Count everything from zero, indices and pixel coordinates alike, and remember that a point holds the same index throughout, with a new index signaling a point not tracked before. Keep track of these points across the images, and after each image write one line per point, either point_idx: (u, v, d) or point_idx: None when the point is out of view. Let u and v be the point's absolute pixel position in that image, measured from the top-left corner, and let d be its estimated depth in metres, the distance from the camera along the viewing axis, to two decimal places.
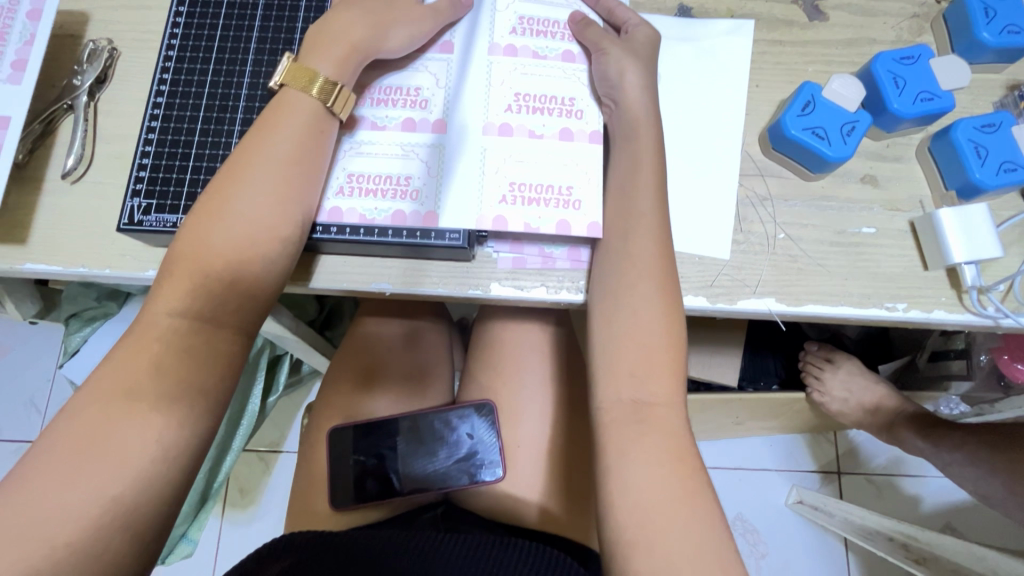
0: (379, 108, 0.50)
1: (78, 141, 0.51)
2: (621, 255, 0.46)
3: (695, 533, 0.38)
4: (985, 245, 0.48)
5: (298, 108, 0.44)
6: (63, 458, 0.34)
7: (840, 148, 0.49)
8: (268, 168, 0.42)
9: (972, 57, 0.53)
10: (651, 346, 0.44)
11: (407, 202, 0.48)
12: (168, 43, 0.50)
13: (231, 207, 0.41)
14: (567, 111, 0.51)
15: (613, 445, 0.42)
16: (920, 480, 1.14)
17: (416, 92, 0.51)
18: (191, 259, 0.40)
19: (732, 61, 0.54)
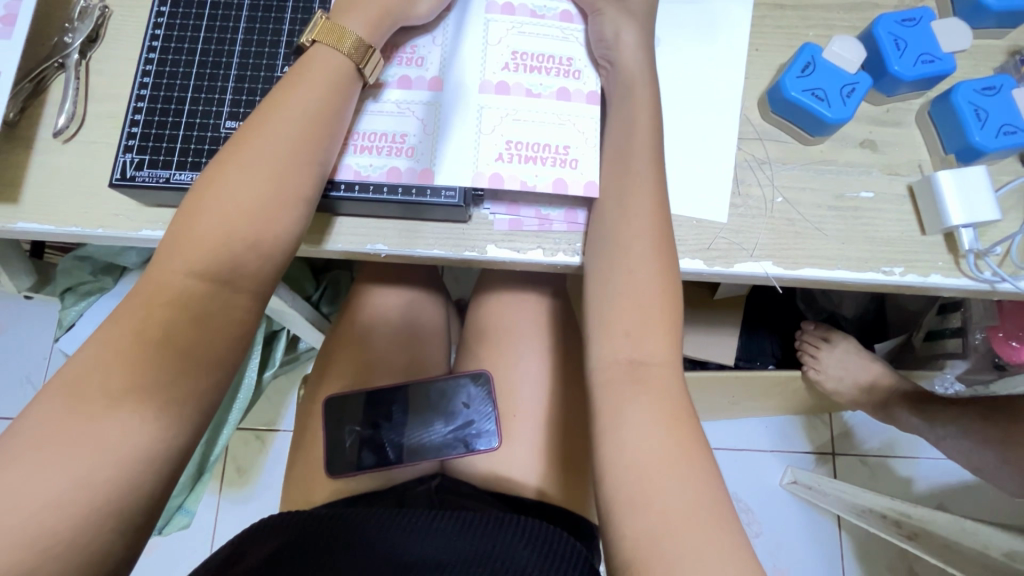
0: (402, 68, 0.50)
1: (70, 100, 0.51)
2: (619, 215, 0.46)
3: (692, 489, 0.38)
4: (983, 208, 0.48)
5: (320, 68, 0.43)
6: (54, 403, 0.34)
7: (839, 110, 0.49)
8: (286, 124, 0.41)
9: (974, 22, 0.53)
10: (643, 309, 0.44)
11: (402, 159, 0.48)
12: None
13: (245, 162, 0.40)
14: (564, 71, 0.50)
15: (608, 407, 0.42)
16: (914, 459, 1.15)
17: (414, 50, 0.50)
18: (203, 212, 0.39)
19: (732, 25, 0.54)
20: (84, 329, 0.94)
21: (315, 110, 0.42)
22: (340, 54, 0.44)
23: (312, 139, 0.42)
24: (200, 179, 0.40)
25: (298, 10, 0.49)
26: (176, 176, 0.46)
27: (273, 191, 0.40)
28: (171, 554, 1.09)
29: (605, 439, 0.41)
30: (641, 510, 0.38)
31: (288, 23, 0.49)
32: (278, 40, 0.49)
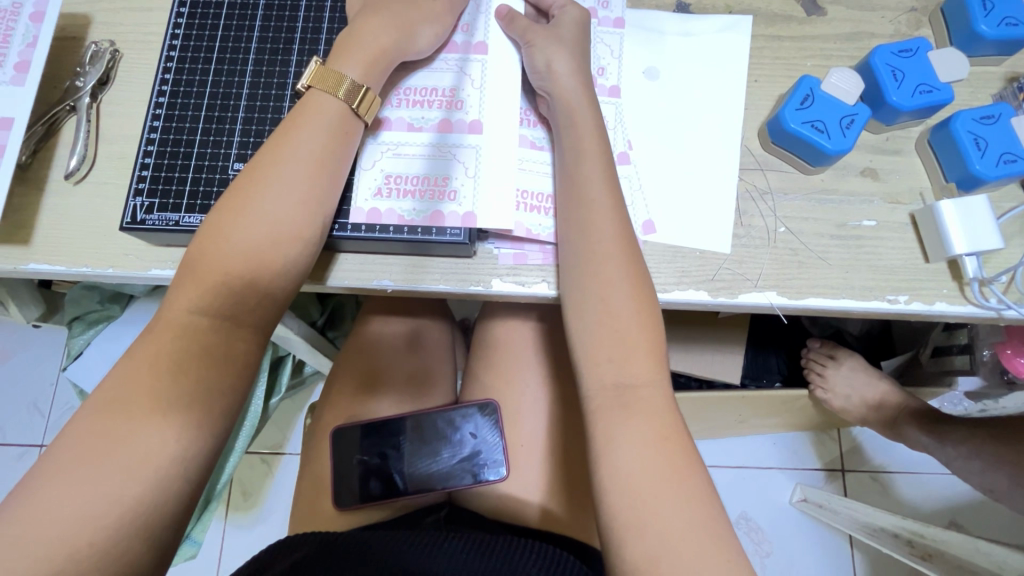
0: (404, 108, 0.51)
1: (81, 141, 0.51)
2: (592, 245, 0.46)
3: (709, 544, 0.38)
4: (986, 236, 0.48)
5: (323, 108, 0.45)
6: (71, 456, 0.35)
7: (839, 141, 0.49)
8: (295, 158, 0.43)
9: (972, 50, 0.53)
10: (634, 340, 0.44)
11: (447, 202, 0.48)
12: (171, 44, 0.51)
13: (253, 207, 0.42)
14: None
15: (598, 429, 0.43)
16: (925, 477, 1.14)
17: (451, 93, 0.51)
18: (211, 259, 0.41)
19: (730, 56, 0.55)
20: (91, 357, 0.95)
21: (319, 148, 0.44)
22: (337, 98, 0.46)
23: (317, 176, 0.44)
24: (206, 225, 0.42)
25: (304, 52, 0.51)
26: (185, 219, 0.47)
27: (284, 229, 0.42)
28: None
29: (600, 468, 0.42)
30: (642, 533, 0.38)
31: (294, 65, 0.50)
32: (284, 82, 0.50)
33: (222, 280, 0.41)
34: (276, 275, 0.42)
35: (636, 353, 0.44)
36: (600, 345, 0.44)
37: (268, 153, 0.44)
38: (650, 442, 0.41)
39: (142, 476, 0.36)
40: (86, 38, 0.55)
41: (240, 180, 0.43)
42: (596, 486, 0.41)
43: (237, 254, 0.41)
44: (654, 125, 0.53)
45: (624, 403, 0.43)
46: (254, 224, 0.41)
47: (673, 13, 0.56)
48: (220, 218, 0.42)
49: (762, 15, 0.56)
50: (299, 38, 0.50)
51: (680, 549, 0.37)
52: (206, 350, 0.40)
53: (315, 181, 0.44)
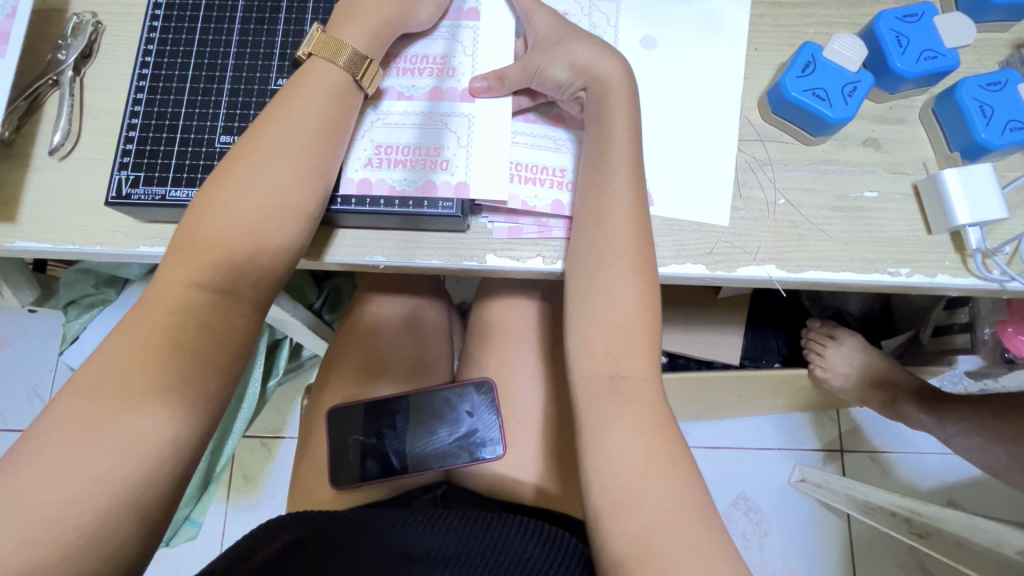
0: (394, 76, 0.49)
1: (65, 116, 0.50)
2: (598, 234, 0.45)
3: (703, 535, 0.37)
4: (990, 205, 0.47)
5: (322, 76, 0.44)
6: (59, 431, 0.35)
7: (841, 109, 0.48)
8: (294, 127, 0.42)
9: (980, 16, 0.52)
10: (632, 319, 0.43)
11: (438, 173, 0.47)
12: (153, 13, 0.49)
13: (251, 176, 0.41)
14: None
15: (593, 417, 0.42)
16: (923, 457, 1.14)
17: (442, 61, 0.50)
18: (208, 229, 0.40)
19: (729, 24, 0.53)
20: (87, 342, 0.94)
21: (318, 114, 0.43)
22: (337, 67, 0.44)
23: (316, 143, 0.43)
24: (202, 194, 0.41)
25: (291, 21, 0.49)
26: (171, 193, 0.46)
27: (282, 198, 0.41)
28: (179, 564, 1.09)
29: (592, 452, 0.42)
30: (632, 517, 0.38)
31: (281, 35, 0.49)
32: (270, 52, 0.48)
33: (217, 249, 0.40)
34: (274, 244, 0.41)
35: (636, 337, 0.43)
36: (600, 334, 0.44)
37: (266, 122, 0.43)
38: (642, 429, 0.41)
39: (130, 450, 0.35)
40: (68, 10, 0.53)
41: (237, 148, 0.43)
42: (586, 472, 0.41)
43: (234, 224, 0.40)
44: (652, 96, 0.52)
45: (621, 397, 0.42)
46: (252, 194, 0.40)
47: None
48: (215, 184, 0.41)
49: None
50: (285, 7, 0.49)
51: (674, 531, 0.37)
52: (194, 325, 0.39)
53: (314, 148, 0.43)
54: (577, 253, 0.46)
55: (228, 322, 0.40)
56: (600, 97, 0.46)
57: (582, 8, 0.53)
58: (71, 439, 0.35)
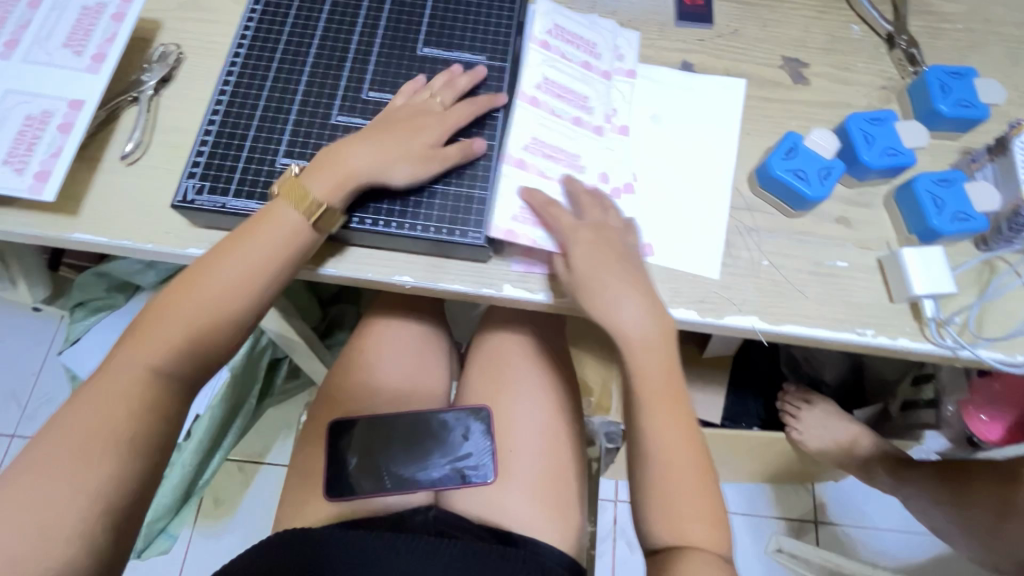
0: (541, 159, 0.56)
1: (139, 128, 0.57)
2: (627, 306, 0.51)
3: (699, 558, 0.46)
4: (940, 280, 0.54)
5: (284, 220, 0.48)
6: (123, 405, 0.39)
7: (817, 188, 0.56)
8: (248, 256, 0.47)
9: (932, 125, 0.62)
10: (677, 449, 0.49)
11: (563, 241, 0.54)
12: (236, 51, 0.57)
13: (193, 302, 0.45)
14: (570, 163, 0.57)
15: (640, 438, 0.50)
16: (891, 534, 1.17)
17: (573, 156, 0.57)
18: (153, 336, 0.44)
19: (726, 111, 0.62)
20: (91, 343, 0.96)
21: (277, 246, 0.48)
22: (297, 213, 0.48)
23: (251, 282, 0.47)
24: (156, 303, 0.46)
25: (355, 70, 0.57)
26: (231, 202, 0.51)
27: (257, 269, 0.47)
28: None
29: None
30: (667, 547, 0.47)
31: (345, 79, 0.56)
32: (334, 93, 0.56)
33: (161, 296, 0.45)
34: (232, 308, 0.46)
35: (683, 469, 0.49)
36: (646, 380, 0.50)
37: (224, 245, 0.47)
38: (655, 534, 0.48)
39: None
40: (155, 40, 0.61)
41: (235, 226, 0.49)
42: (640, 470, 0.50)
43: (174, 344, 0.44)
44: (662, 163, 0.60)
45: (659, 458, 0.49)
46: (190, 314, 0.45)
47: (679, 70, 0.64)
48: (177, 287, 0.46)
49: (755, 79, 0.65)
50: (351, 58, 0.57)
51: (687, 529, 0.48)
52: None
53: (251, 286, 0.47)
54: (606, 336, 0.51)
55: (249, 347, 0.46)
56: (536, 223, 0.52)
57: (600, 92, 0.60)
58: None
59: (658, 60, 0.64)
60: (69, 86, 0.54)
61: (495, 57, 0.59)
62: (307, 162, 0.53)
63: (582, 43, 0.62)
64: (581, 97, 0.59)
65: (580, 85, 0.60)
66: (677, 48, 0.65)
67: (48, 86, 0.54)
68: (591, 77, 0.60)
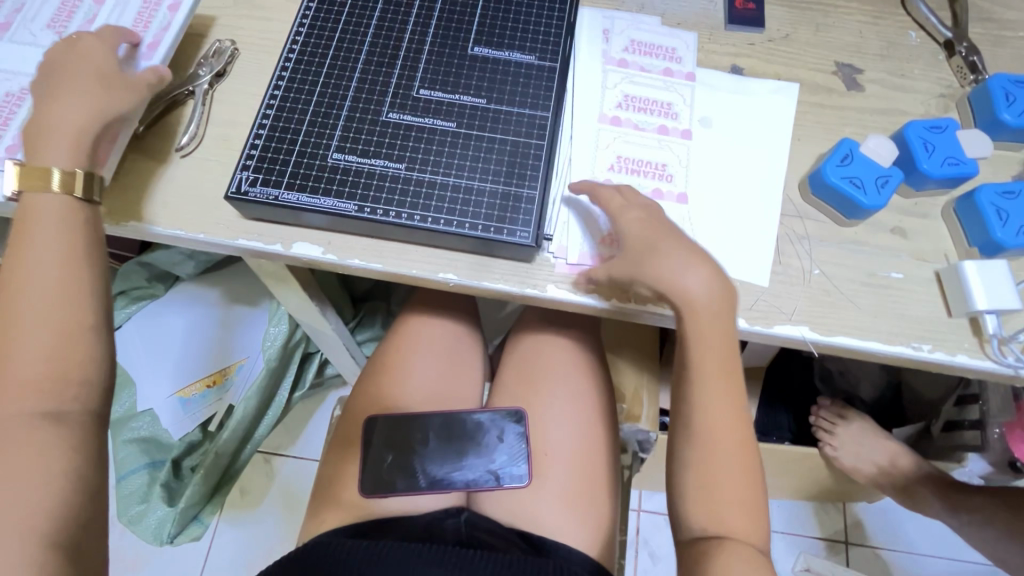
0: (625, 173, 0.57)
1: (194, 122, 0.58)
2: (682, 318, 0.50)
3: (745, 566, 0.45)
4: (1005, 296, 0.52)
5: (46, 214, 0.48)
6: None
7: (874, 198, 0.54)
8: (40, 256, 0.47)
9: (994, 135, 0.60)
10: (723, 435, 0.50)
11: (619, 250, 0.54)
12: (290, 47, 0.58)
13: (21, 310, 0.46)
14: (659, 174, 0.58)
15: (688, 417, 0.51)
16: (925, 559, 1.13)
17: (663, 167, 0.58)
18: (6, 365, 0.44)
19: (779, 115, 0.61)
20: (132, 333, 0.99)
21: (61, 246, 0.48)
22: (60, 195, 0.48)
23: (77, 277, 0.48)
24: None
25: (406, 68, 0.57)
26: (283, 195, 0.52)
27: (54, 296, 0.46)
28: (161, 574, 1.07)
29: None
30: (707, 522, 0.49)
31: (396, 76, 0.57)
32: (385, 90, 0.56)
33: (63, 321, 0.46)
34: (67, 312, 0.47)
35: (723, 442, 0.50)
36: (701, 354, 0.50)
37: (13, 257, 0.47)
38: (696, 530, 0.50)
39: None
40: (209, 36, 0.62)
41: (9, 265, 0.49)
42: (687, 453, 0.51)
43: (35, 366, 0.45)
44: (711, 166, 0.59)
45: (704, 428, 0.50)
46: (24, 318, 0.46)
47: (729, 74, 0.63)
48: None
49: (807, 84, 0.63)
50: (403, 57, 0.58)
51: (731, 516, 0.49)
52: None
53: (77, 280, 0.48)
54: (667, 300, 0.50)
55: None
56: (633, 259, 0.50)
57: (684, 100, 0.61)
58: None
59: (708, 63, 0.64)
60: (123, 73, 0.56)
61: (545, 57, 0.59)
62: (357, 158, 0.54)
63: (661, 52, 0.63)
64: (664, 109, 0.60)
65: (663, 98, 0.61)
66: (727, 51, 0.64)
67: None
68: (670, 86, 0.61)
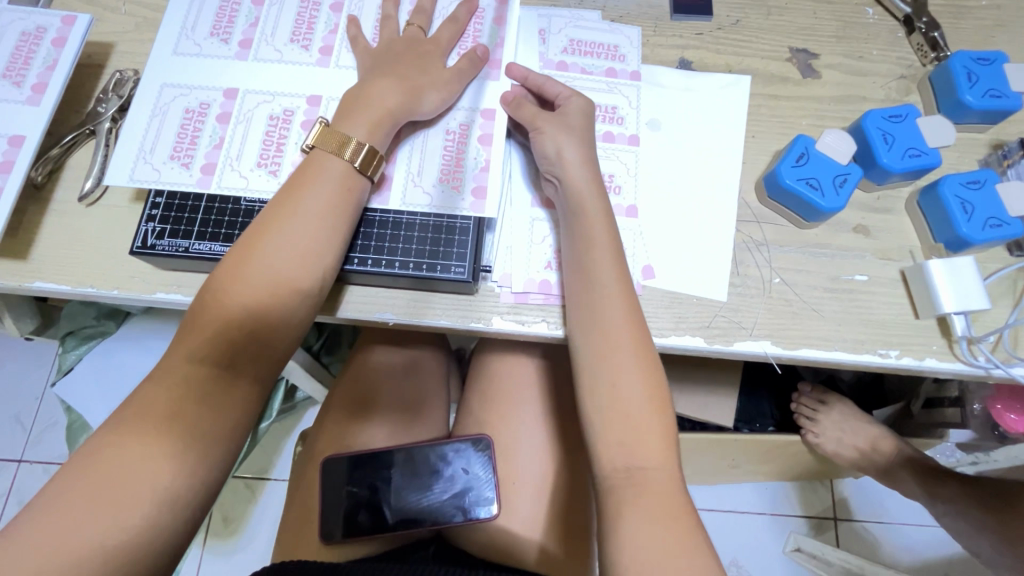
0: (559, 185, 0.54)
1: (98, 165, 0.53)
2: (583, 254, 0.48)
3: (654, 531, 0.39)
4: (973, 296, 0.49)
5: None
6: (68, 500, 0.34)
7: (833, 199, 0.51)
8: None
9: (958, 118, 0.57)
10: (620, 348, 0.45)
11: None
12: (198, 61, 0.53)
13: None
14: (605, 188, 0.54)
15: (595, 362, 0.46)
16: (912, 530, 1.13)
17: (610, 179, 0.54)
18: None
19: (731, 110, 0.57)
20: (82, 374, 0.94)
21: None
22: None
23: None
24: None
25: (322, 88, 0.53)
26: (195, 245, 0.48)
27: None
28: None
29: (608, 542, 0.41)
30: (623, 490, 0.42)
31: (310, 100, 0.52)
32: (302, 112, 0.52)
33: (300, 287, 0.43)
34: None
35: (620, 351, 0.46)
36: (604, 296, 0.47)
37: None
38: (613, 474, 0.43)
39: (132, 508, 0.35)
40: (109, 66, 0.57)
41: None
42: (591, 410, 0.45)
43: None
44: (661, 175, 0.55)
45: (598, 343, 0.46)
46: None
47: (677, 69, 0.59)
48: None
49: (761, 75, 0.59)
50: (318, 78, 0.53)
51: (647, 476, 0.42)
52: (198, 395, 0.39)
53: None
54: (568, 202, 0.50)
55: (226, 397, 0.40)
56: (578, 205, 0.48)
57: (630, 102, 0.57)
58: (66, 497, 0.35)
59: (654, 58, 0.59)
60: (305, 81, 0.53)
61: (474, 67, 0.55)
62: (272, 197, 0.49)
63: (603, 50, 0.58)
64: (609, 114, 0.56)
65: (606, 102, 0.57)
66: (675, 44, 0.60)
67: (289, 84, 0.52)
68: (613, 87, 0.57)
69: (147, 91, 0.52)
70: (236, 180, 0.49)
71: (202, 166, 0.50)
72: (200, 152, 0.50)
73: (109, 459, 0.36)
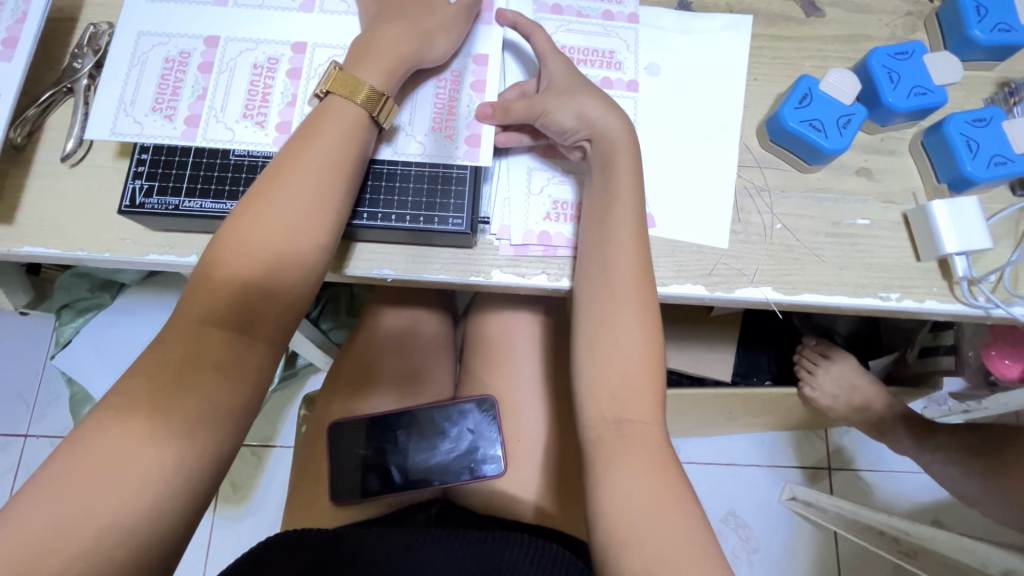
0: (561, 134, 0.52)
1: (78, 124, 0.51)
2: (601, 204, 0.47)
3: (648, 482, 0.41)
4: (976, 236, 0.49)
5: None
6: (70, 461, 0.34)
7: (837, 140, 0.50)
8: None
9: (965, 55, 0.55)
10: (626, 298, 0.45)
11: (565, 224, 0.51)
12: (176, 9, 0.50)
13: None
14: None
15: (602, 313, 0.46)
16: (903, 476, 1.17)
17: None
18: None
19: (731, 52, 0.55)
20: (81, 347, 0.94)
21: None
22: None
23: None
24: None
25: (307, 35, 0.50)
26: (185, 203, 0.47)
27: None
28: None
29: (614, 491, 0.41)
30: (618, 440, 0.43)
31: (296, 48, 0.50)
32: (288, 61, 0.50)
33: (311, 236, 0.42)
34: None
35: (628, 300, 0.45)
36: (608, 247, 0.46)
37: None
38: (600, 423, 0.44)
39: (136, 468, 0.35)
40: (82, 20, 0.54)
41: None
42: (593, 360, 0.45)
43: None
44: (661, 121, 0.54)
45: (603, 290, 0.46)
46: None
47: (675, 10, 0.56)
48: None
49: (763, 15, 0.57)
50: (303, 24, 0.50)
51: (640, 426, 0.43)
52: (198, 355, 0.39)
53: None
54: (592, 152, 0.48)
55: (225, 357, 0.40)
56: (607, 153, 0.47)
57: (628, 46, 0.55)
58: (69, 459, 0.34)
59: None
60: (288, 28, 0.50)
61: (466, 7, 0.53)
62: (262, 150, 0.48)
63: None
64: (607, 58, 0.54)
65: (603, 47, 0.55)
66: None
67: (272, 31, 0.50)
68: (610, 29, 0.55)
69: (123, 42, 0.49)
70: (223, 133, 0.48)
71: (186, 118, 0.48)
72: (183, 103, 0.48)
73: (110, 420, 0.36)
